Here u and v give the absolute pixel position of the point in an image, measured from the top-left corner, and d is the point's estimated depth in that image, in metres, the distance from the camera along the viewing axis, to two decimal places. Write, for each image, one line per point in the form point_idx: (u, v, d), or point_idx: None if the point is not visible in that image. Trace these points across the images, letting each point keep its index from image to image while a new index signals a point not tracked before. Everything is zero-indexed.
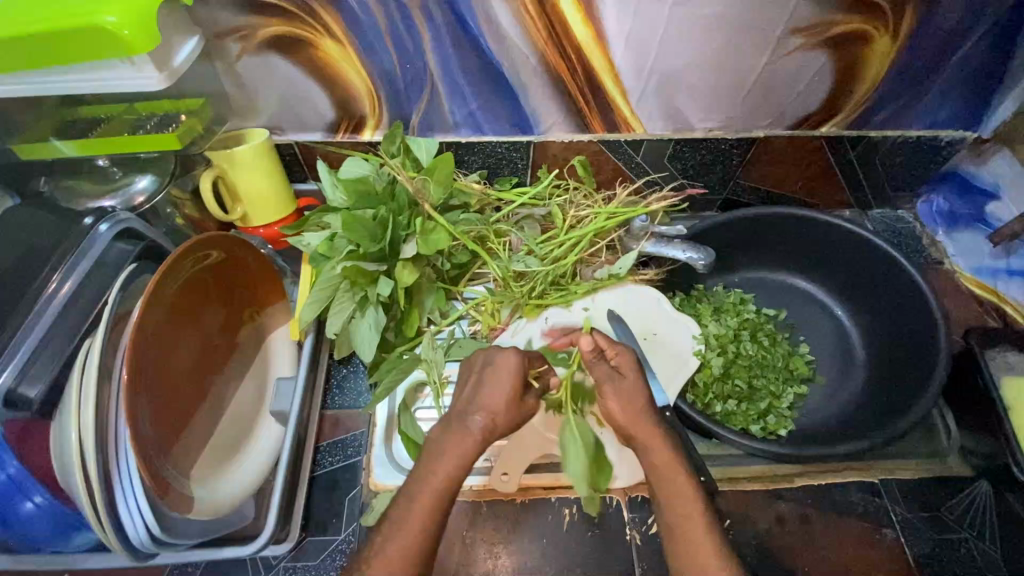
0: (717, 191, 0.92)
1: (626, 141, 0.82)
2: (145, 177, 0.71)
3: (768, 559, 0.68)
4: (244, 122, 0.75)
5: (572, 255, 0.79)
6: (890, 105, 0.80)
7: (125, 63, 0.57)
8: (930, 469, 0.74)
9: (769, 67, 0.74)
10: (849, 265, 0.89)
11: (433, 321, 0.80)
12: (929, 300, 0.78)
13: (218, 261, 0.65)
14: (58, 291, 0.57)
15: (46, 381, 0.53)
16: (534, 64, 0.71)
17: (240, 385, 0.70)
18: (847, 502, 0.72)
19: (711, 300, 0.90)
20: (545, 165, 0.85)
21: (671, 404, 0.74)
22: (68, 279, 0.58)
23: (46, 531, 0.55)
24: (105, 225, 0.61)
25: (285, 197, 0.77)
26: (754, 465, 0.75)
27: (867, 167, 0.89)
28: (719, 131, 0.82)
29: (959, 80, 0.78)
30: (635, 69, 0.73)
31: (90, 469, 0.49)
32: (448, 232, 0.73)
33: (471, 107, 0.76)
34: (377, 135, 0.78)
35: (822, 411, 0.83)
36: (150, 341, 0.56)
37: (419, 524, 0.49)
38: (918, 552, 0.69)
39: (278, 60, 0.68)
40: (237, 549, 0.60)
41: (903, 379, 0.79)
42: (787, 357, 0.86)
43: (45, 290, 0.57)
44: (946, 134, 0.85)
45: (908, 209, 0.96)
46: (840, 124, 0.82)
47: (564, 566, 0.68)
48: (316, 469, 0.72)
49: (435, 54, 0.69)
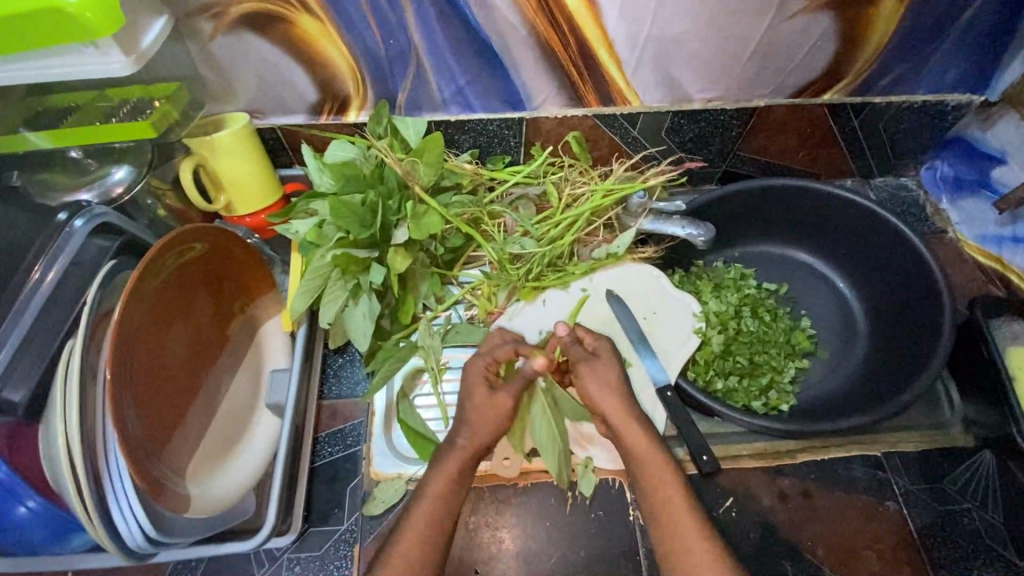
0: (717, 164, 0.89)
1: (622, 115, 0.79)
2: (121, 168, 0.68)
3: (771, 536, 0.68)
4: (222, 107, 0.72)
5: (568, 236, 0.79)
6: (895, 70, 0.77)
7: (88, 47, 0.53)
8: (933, 441, 0.74)
9: (770, 33, 0.71)
10: (851, 236, 0.88)
11: (428, 306, 0.79)
12: (935, 274, 0.77)
13: (203, 253, 0.63)
14: (42, 280, 0.55)
15: (28, 385, 0.51)
16: (524, 35, 0.68)
17: (233, 379, 0.69)
18: (851, 477, 0.72)
19: (712, 276, 0.89)
20: (538, 142, 0.82)
21: (672, 382, 0.75)
22: (52, 267, 0.56)
23: (40, 533, 0.54)
24: (80, 221, 0.58)
25: (270, 183, 0.74)
26: (757, 443, 0.74)
27: (871, 135, 0.86)
28: (718, 102, 0.79)
29: (969, 41, 0.74)
30: (631, 38, 0.70)
31: (79, 471, 0.48)
32: (440, 214, 0.71)
33: (459, 84, 0.73)
34: (362, 116, 0.75)
35: (824, 385, 0.83)
36: (135, 339, 0.54)
37: (426, 528, 0.57)
38: (921, 523, 0.69)
39: (254, 39, 0.65)
40: (238, 544, 0.59)
41: (907, 350, 0.78)
42: (789, 332, 0.85)
43: (28, 281, 0.55)
44: (952, 98, 0.82)
45: (911, 177, 0.94)
46: (843, 90, 0.79)
47: (567, 548, 0.69)
48: (316, 460, 0.72)
49: (420, 28, 0.66)
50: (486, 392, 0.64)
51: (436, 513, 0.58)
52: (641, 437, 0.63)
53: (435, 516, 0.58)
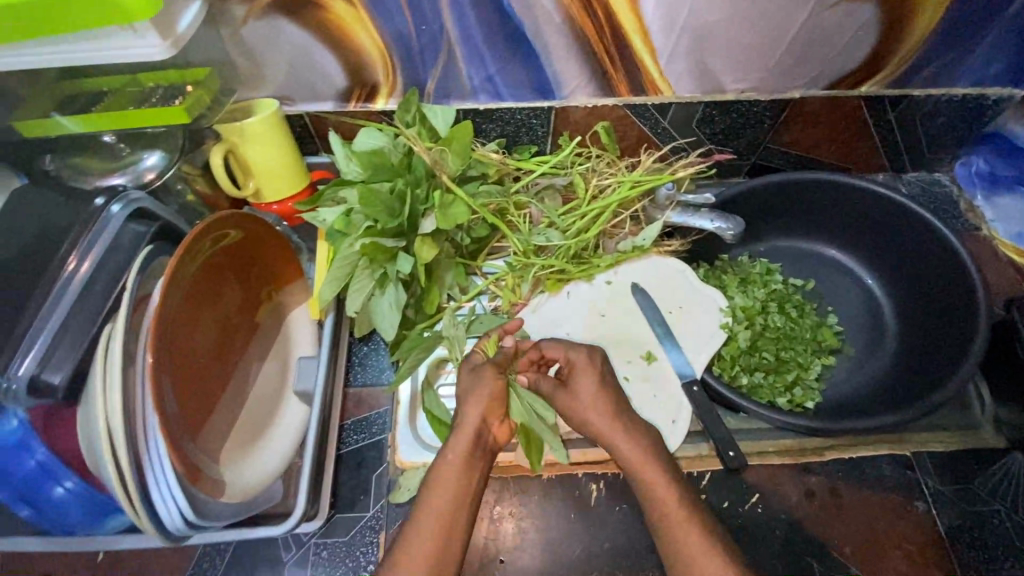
0: (746, 156, 0.88)
1: (652, 105, 0.78)
2: (154, 154, 0.68)
3: (798, 533, 0.68)
4: (251, 93, 0.71)
5: (594, 227, 0.78)
6: (935, 62, 0.75)
7: (126, 30, 0.53)
8: (963, 442, 0.73)
9: (810, 22, 0.69)
10: (881, 232, 0.86)
11: (453, 296, 0.79)
12: (971, 270, 0.75)
13: (235, 241, 0.63)
14: (76, 271, 0.55)
15: (70, 365, 0.52)
16: (558, 22, 0.67)
17: (262, 365, 0.69)
18: (879, 475, 0.71)
19: (737, 270, 0.88)
20: (566, 132, 0.81)
21: (697, 377, 0.74)
22: (86, 260, 0.56)
23: (78, 516, 0.55)
24: (116, 206, 0.59)
25: (297, 170, 0.73)
26: (783, 439, 0.73)
27: (906, 129, 0.84)
28: (751, 93, 0.78)
29: (1014, 34, 0.72)
30: (666, 26, 0.68)
31: (121, 454, 0.48)
32: (467, 204, 0.70)
33: (490, 71, 0.72)
34: (390, 104, 0.74)
35: (850, 382, 0.82)
36: (171, 325, 0.55)
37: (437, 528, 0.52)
38: (949, 523, 0.68)
39: (285, 23, 0.64)
40: (269, 528, 0.60)
41: (938, 349, 0.77)
42: (815, 328, 0.84)
43: (63, 271, 0.55)
44: (992, 91, 0.79)
45: (944, 172, 0.92)
46: (880, 82, 0.77)
47: (591, 539, 0.69)
48: (341, 447, 0.72)
49: (453, 14, 0.65)
50: (483, 379, 0.59)
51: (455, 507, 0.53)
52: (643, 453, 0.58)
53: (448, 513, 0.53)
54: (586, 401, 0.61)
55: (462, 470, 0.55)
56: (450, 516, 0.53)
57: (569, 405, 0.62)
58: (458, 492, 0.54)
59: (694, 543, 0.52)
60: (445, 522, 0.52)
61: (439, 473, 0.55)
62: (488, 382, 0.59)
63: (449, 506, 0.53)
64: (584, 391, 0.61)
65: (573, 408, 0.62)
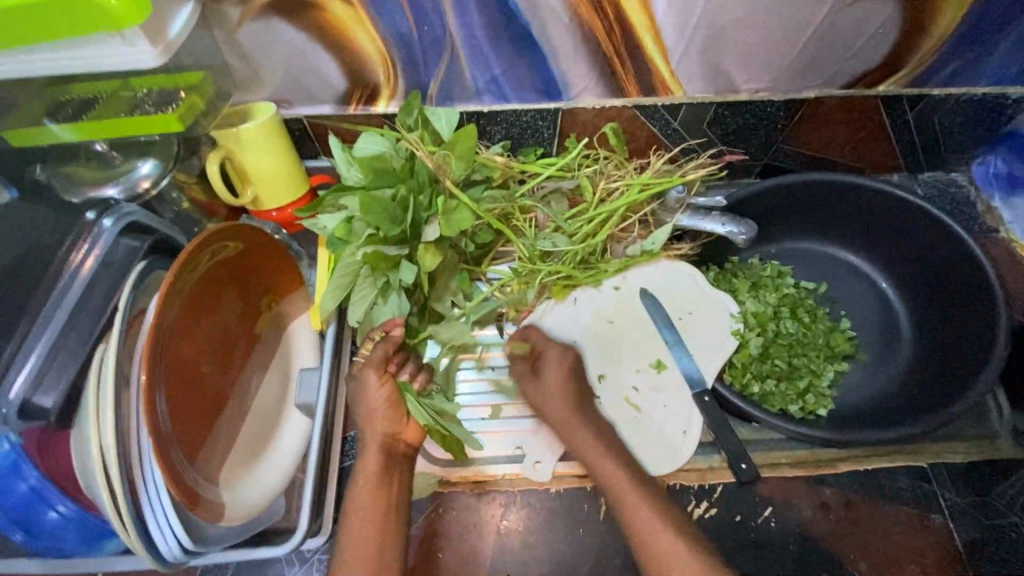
0: (758, 157, 0.85)
1: (663, 105, 0.75)
2: (148, 162, 0.66)
3: (810, 547, 0.66)
4: (248, 97, 0.69)
5: (601, 233, 0.76)
6: (958, 59, 0.72)
7: (115, 38, 0.51)
8: (982, 453, 0.71)
9: (829, 20, 0.66)
10: (896, 234, 0.84)
11: (457, 304, 0.76)
12: (989, 276, 0.73)
13: (232, 252, 0.61)
14: (80, 265, 0.54)
15: (61, 388, 0.50)
16: (565, 22, 0.64)
17: (263, 378, 0.67)
18: (895, 488, 0.69)
19: (748, 273, 0.85)
20: (573, 133, 0.79)
21: (708, 386, 0.72)
22: (90, 253, 0.55)
23: (75, 537, 0.53)
24: (109, 220, 0.56)
25: (296, 175, 0.71)
26: (797, 450, 0.72)
27: (924, 129, 0.81)
28: (766, 93, 0.75)
29: None
30: (678, 25, 0.65)
31: (115, 481, 0.47)
32: (471, 210, 0.68)
33: (494, 73, 0.69)
34: (392, 106, 0.72)
35: (864, 390, 0.80)
36: (165, 345, 0.53)
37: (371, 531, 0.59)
38: (967, 537, 0.67)
39: (282, 25, 0.62)
40: (271, 549, 0.59)
41: (956, 357, 0.75)
42: (829, 334, 0.82)
43: (68, 265, 0.54)
44: (1014, 91, 0.76)
45: (961, 171, 0.89)
46: (900, 81, 0.75)
47: (601, 555, 0.67)
48: (344, 460, 0.70)
49: (456, 15, 0.62)
50: (373, 387, 0.64)
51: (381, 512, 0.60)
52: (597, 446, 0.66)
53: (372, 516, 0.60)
54: (552, 379, 0.69)
55: (375, 479, 0.61)
56: (379, 515, 0.60)
57: (538, 397, 0.69)
58: (380, 499, 0.61)
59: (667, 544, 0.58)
60: (377, 516, 0.60)
61: (358, 481, 0.62)
62: (377, 391, 0.64)
63: (375, 506, 0.60)
64: (560, 366, 0.70)
65: (544, 403, 0.69)
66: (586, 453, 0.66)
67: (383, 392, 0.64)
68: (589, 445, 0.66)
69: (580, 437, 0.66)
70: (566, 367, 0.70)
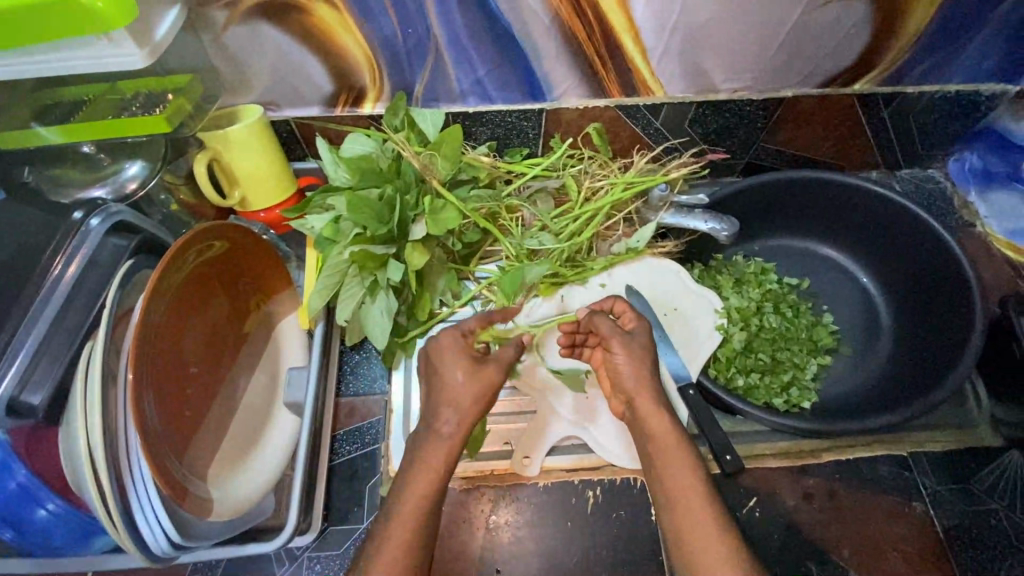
0: (739, 156, 0.87)
1: (644, 105, 0.77)
2: (134, 164, 0.67)
3: (795, 536, 0.67)
4: (235, 100, 0.70)
5: (587, 231, 0.77)
6: (929, 58, 0.74)
7: (101, 40, 0.52)
8: (960, 441, 0.72)
9: (802, 21, 0.68)
10: (876, 230, 0.85)
11: (445, 302, 0.78)
12: (965, 267, 0.75)
13: (219, 252, 0.62)
14: (62, 276, 0.54)
15: (48, 386, 0.50)
16: (547, 23, 0.65)
17: (251, 377, 0.68)
18: (876, 477, 0.70)
19: (732, 270, 0.87)
20: (558, 133, 0.80)
21: (693, 380, 0.74)
22: (72, 263, 0.55)
23: (64, 535, 0.54)
24: (96, 220, 0.57)
25: (283, 176, 0.72)
26: (780, 441, 0.73)
27: (899, 127, 0.83)
28: (744, 92, 0.77)
29: (1008, 29, 0.71)
30: (657, 26, 0.67)
31: (103, 477, 0.47)
32: (458, 209, 0.69)
33: (479, 74, 0.71)
34: (378, 108, 0.73)
35: (846, 382, 0.81)
36: (153, 343, 0.54)
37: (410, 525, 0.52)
38: (947, 524, 0.68)
39: (268, 28, 0.63)
40: (260, 545, 0.59)
41: (934, 348, 0.77)
42: (811, 328, 0.83)
43: (49, 277, 0.54)
44: (985, 88, 0.79)
45: (937, 168, 0.91)
46: (874, 80, 0.77)
47: (588, 547, 0.68)
48: (334, 458, 0.71)
49: (439, 17, 0.63)
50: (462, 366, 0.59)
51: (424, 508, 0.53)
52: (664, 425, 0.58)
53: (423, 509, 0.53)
54: (625, 361, 0.61)
55: (434, 474, 0.54)
56: (423, 522, 0.52)
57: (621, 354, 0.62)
58: (429, 500, 0.53)
59: (704, 537, 0.52)
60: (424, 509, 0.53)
61: (414, 478, 0.54)
62: (454, 370, 0.59)
63: (422, 506, 0.53)
64: (632, 349, 0.62)
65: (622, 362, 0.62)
66: (656, 441, 0.58)
67: (488, 378, 0.59)
68: (655, 422, 0.58)
69: (659, 422, 0.58)
70: (638, 354, 0.62)
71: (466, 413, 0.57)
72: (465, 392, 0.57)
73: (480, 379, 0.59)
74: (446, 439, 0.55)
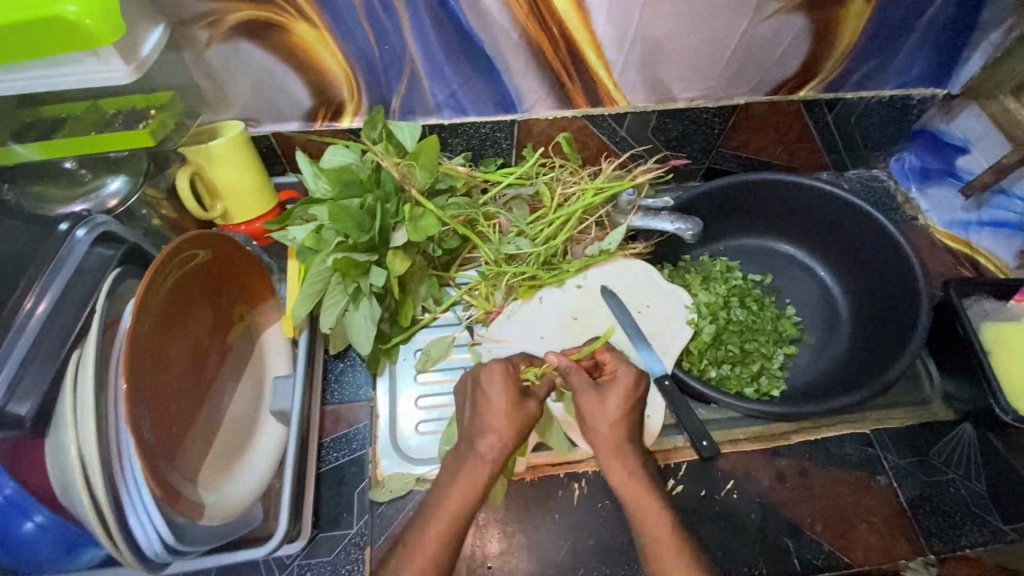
0: (700, 161, 0.93)
1: (610, 115, 0.82)
2: (117, 178, 0.68)
3: (772, 514, 0.71)
4: (217, 116, 0.72)
5: (562, 234, 0.80)
6: (864, 66, 0.81)
7: (89, 55, 0.54)
8: (917, 416, 0.78)
9: (747, 35, 0.74)
10: (829, 225, 0.91)
11: (427, 308, 0.80)
12: (910, 256, 0.81)
13: (204, 261, 0.63)
14: (34, 310, 0.54)
15: (36, 396, 0.51)
16: (516, 39, 0.70)
17: (237, 387, 0.68)
18: (842, 454, 0.75)
19: (699, 270, 0.91)
20: (530, 143, 0.84)
21: (669, 372, 0.77)
22: (44, 298, 0.55)
23: (50, 549, 0.54)
24: (82, 230, 0.59)
25: (265, 190, 0.74)
26: (753, 426, 0.77)
27: (843, 130, 0.91)
28: (700, 101, 0.83)
29: (930, 38, 0.79)
30: (617, 41, 0.72)
31: (95, 483, 0.47)
32: (437, 217, 0.72)
33: (453, 87, 0.74)
34: (357, 121, 0.76)
35: (811, 370, 0.86)
36: (145, 350, 0.54)
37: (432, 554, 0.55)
38: (910, 494, 0.72)
39: (248, 46, 0.65)
40: (251, 551, 0.60)
41: (888, 332, 0.82)
42: (776, 320, 0.88)
43: (20, 310, 0.54)
44: (917, 92, 0.86)
45: (881, 168, 0.99)
46: (816, 88, 0.84)
47: (575, 537, 0.70)
48: (322, 465, 0.72)
49: (414, 35, 0.67)
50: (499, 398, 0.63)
51: (446, 530, 0.56)
52: (629, 474, 0.63)
53: (446, 533, 0.56)
54: (616, 404, 0.66)
55: (473, 492, 0.59)
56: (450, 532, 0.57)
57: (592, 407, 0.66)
58: (459, 510, 0.58)
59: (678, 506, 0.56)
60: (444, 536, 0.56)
61: (449, 492, 0.59)
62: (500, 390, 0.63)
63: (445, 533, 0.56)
64: (600, 402, 0.66)
65: (595, 412, 0.65)
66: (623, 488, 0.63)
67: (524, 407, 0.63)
68: (619, 472, 0.63)
69: (617, 470, 0.63)
70: (607, 407, 0.65)
71: (504, 435, 0.61)
72: (505, 419, 0.61)
73: (518, 404, 0.63)
74: (481, 459, 0.60)
